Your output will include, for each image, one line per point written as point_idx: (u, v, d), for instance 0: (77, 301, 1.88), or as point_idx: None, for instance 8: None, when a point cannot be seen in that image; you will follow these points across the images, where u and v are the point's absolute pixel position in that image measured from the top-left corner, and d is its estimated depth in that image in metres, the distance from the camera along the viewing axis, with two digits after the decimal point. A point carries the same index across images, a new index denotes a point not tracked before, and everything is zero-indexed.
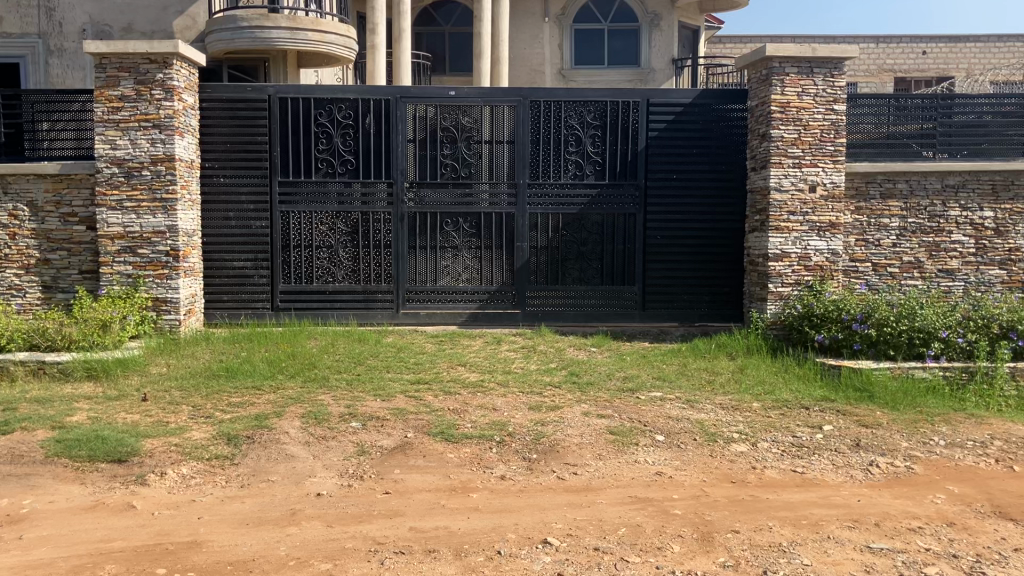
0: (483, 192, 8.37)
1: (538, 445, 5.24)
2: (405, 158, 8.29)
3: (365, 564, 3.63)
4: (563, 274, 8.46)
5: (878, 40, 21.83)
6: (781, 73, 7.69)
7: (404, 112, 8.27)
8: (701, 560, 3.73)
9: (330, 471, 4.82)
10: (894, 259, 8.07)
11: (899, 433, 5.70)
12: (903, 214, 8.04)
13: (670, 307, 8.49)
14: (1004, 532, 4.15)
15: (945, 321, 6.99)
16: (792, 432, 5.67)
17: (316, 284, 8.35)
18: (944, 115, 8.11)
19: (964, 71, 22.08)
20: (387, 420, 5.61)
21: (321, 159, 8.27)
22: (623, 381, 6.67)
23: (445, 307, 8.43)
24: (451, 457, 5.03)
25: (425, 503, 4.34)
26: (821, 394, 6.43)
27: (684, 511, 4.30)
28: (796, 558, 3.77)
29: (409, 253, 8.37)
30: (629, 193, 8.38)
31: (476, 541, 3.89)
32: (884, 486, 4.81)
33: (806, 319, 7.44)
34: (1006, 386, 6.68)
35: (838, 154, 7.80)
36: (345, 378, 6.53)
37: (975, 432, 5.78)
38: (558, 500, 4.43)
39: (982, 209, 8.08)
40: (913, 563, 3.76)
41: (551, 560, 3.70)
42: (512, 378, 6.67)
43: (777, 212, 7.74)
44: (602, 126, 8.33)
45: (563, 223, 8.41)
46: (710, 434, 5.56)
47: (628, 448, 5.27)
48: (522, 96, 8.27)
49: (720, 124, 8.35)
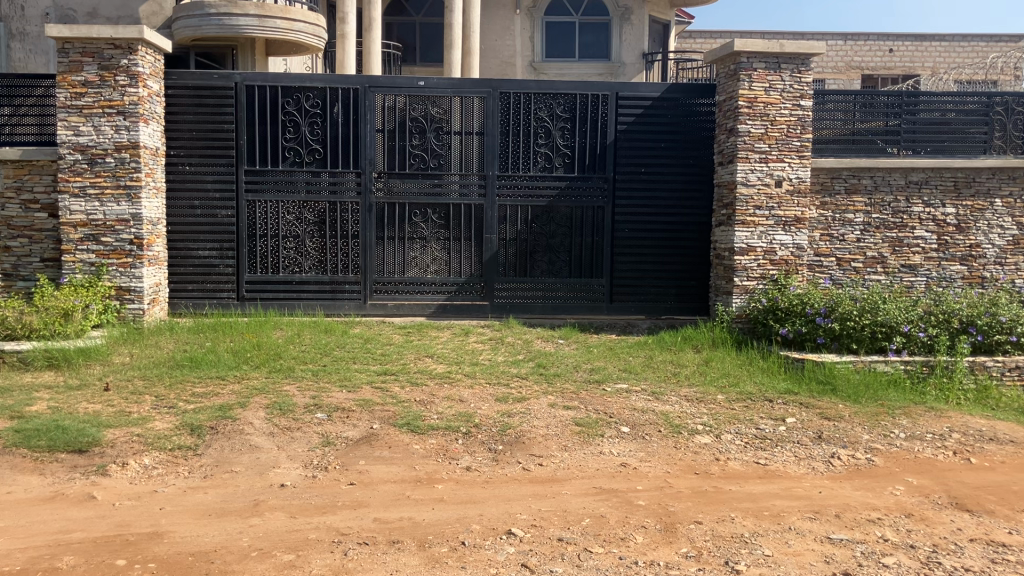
0: (452, 183, 8.33)
1: (504, 437, 5.25)
2: (374, 148, 8.25)
3: (328, 555, 3.62)
4: (532, 267, 8.47)
5: (846, 37, 22.07)
6: (749, 68, 7.74)
7: (373, 101, 8.23)
8: (663, 551, 3.76)
9: (294, 462, 4.80)
10: (857, 254, 8.16)
11: (860, 426, 5.77)
12: (867, 209, 8.12)
13: (638, 300, 8.54)
14: (960, 524, 4.23)
15: (907, 316, 7.07)
16: (756, 424, 5.73)
17: (282, 274, 8.30)
18: (908, 112, 8.22)
19: (929, 70, 22.34)
20: (352, 411, 5.58)
21: (288, 148, 8.20)
22: (589, 373, 6.70)
23: (413, 298, 8.39)
24: (417, 449, 5.02)
25: (390, 494, 4.34)
26: (785, 387, 6.50)
27: (648, 502, 4.33)
28: (757, 549, 3.81)
29: (377, 243, 8.33)
30: (598, 186, 8.40)
31: (440, 532, 3.89)
32: (845, 477, 4.88)
33: (770, 312, 7.51)
34: (964, 379, 6.85)
35: (804, 150, 7.86)
36: (310, 369, 6.48)
37: (934, 425, 5.89)
38: (522, 490, 4.45)
39: (944, 206, 8.20)
40: (872, 553, 3.83)
41: (516, 551, 3.71)
42: (479, 369, 6.67)
43: (743, 206, 7.79)
44: (571, 118, 8.35)
45: (532, 215, 8.41)
46: (674, 426, 5.60)
47: (593, 440, 5.29)
48: (492, 87, 8.24)
49: (688, 119, 8.41)
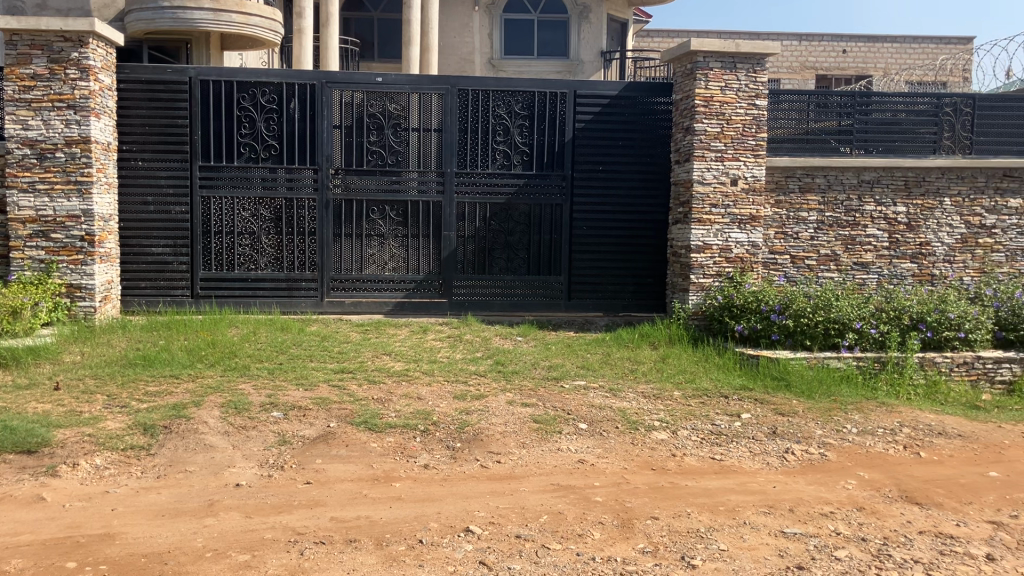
0: (411, 180, 8.29)
1: (462, 434, 5.25)
2: (331, 144, 8.19)
3: (284, 555, 3.59)
4: (490, 264, 8.46)
5: (801, 37, 22.36)
6: (705, 67, 7.81)
7: (329, 97, 8.16)
8: (620, 547, 3.78)
9: (249, 461, 4.75)
10: (811, 252, 8.28)
11: (813, 421, 5.86)
12: (820, 208, 8.24)
13: (596, 297, 8.58)
14: (909, 516, 4.32)
15: (859, 313, 7.19)
16: (711, 420, 5.79)
17: (237, 271, 8.20)
18: (861, 112, 8.36)
19: (881, 70, 22.72)
20: (309, 409, 5.54)
21: (243, 143, 8.11)
22: (547, 370, 6.72)
23: (371, 295, 8.34)
24: (374, 447, 5.00)
25: (347, 493, 4.31)
26: (740, 383, 6.58)
27: (605, 498, 4.35)
28: (712, 544, 3.86)
29: (334, 240, 8.27)
30: (556, 183, 8.42)
31: (397, 530, 3.88)
32: (799, 472, 4.95)
33: (726, 309, 7.59)
34: (915, 375, 6.98)
35: (759, 149, 7.96)
36: (266, 367, 6.42)
37: (885, 420, 5.99)
38: (480, 488, 4.45)
39: (896, 205, 8.35)
40: (824, 546, 3.89)
41: (473, 549, 3.71)
42: (437, 367, 6.65)
43: (699, 204, 7.86)
44: (529, 116, 8.36)
45: (491, 213, 8.40)
46: (631, 422, 5.64)
47: (551, 437, 5.31)
48: (450, 84, 8.22)
49: (645, 118, 8.47)
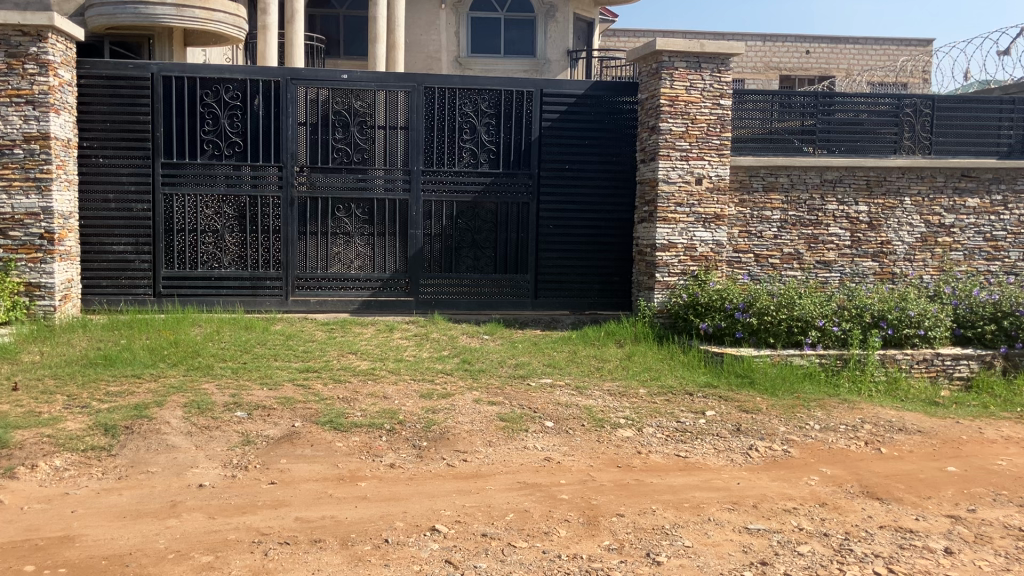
0: (377, 178, 8.25)
1: (429, 433, 5.24)
2: (295, 142, 8.13)
3: (249, 556, 3.56)
4: (457, 262, 8.44)
5: (765, 38, 22.58)
6: (670, 67, 7.86)
7: (294, 93, 8.10)
8: (586, 544, 3.80)
9: (212, 462, 4.70)
10: (774, 250, 8.36)
11: (776, 418, 5.92)
12: (783, 207, 8.32)
13: (563, 295, 8.60)
14: (870, 512, 4.38)
15: (822, 310, 7.28)
16: (677, 417, 5.83)
17: (200, 269, 8.12)
18: (824, 112, 8.46)
19: (844, 71, 22.99)
20: (274, 409, 5.50)
21: (206, 140, 8.03)
22: (514, 368, 6.73)
23: (336, 294, 8.29)
24: (339, 446, 4.97)
25: (312, 493, 4.28)
26: (704, 380, 6.63)
27: (571, 496, 4.37)
28: (677, 540, 3.88)
29: (299, 238, 8.21)
30: (522, 182, 8.43)
31: (363, 530, 3.86)
32: (762, 468, 5.00)
33: (690, 307, 7.65)
34: (876, 372, 7.07)
35: (723, 148, 8.02)
36: (230, 366, 6.36)
37: (847, 417, 6.07)
38: (446, 487, 4.44)
39: (857, 204, 8.46)
40: (787, 542, 3.93)
41: (439, 547, 3.71)
42: (403, 366, 6.63)
43: (664, 203, 7.90)
44: (496, 114, 8.35)
45: (457, 211, 8.38)
46: (597, 420, 5.66)
47: (517, 435, 5.31)
48: (416, 82, 8.20)
49: (611, 117, 8.50)
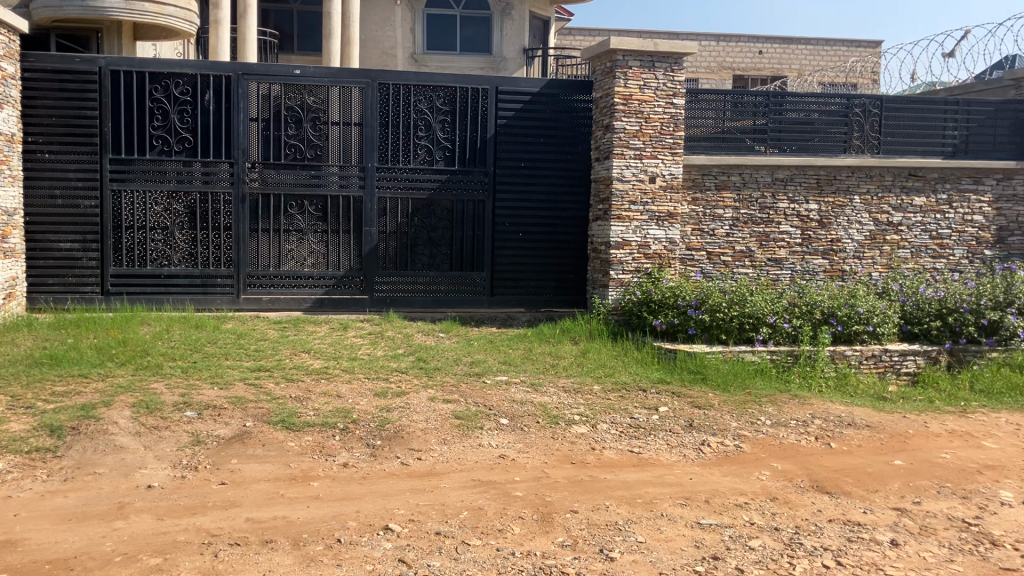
0: (331, 174, 8.18)
1: (383, 432, 5.21)
2: (247, 138, 8.03)
3: (198, 558, 3.51)
4: (412, 260, 8.40)
5: (718, 38, 22.81)
6: (624, 66, 7.91)
7: (246, 89, 8.01)
8: (540, 541, 3.81)
9: (161, 462, 4.63)
10: (726, 248, 8.45)
11: (729, 414, 5.99)
12: (735, 205, 8.41)
13: (519, 293, 8.60)
14: (820, 505, 4.45)
15: (773, 307, 7.39)
16: (631, 413, 5.87)
17: (150, 267, 7.99)
18: (775, 112, 8.60)
19: (796, 71, 23.30)
20: (225, 408, 5.43)
21: (155, 136, 7.90)
22: (469, 366, 6.71)
23: (288, 292, 8.20)
24: (292, 446, 4.92)
25: (263, 493, 4.24)
26: (658, 376, 6.68)
27: (525, 493, 4.37)
28: (630, 536, 3.91)
29: (250, 236, 8.11)
30: (477, 179, 8.41)
31: (315, 530, 3.83)
32: (714, 464, 5.05)
33: (644, 304, 7.70)
34: (826, 367, 7.18)
35: (676, 147, 8.09)
36: (180, 366, 6.27)
37: (797, 412, 6.16)
38: (400, 485, 4.42)
39: (808, 202, 8.58)
40: (739, 536, 3.98)
41: (392, 547, 3.69)
42: (357, 364, 6.58)
43: (619, 202, 7.94)
44: (451, 112, 8.33)
45: (412, 209, 8.34)
46: (552, 417, 5.67)
47: (472, 433, 5.31)
48: (370, 78, 8.15)
49: (566, 115, 8.53)
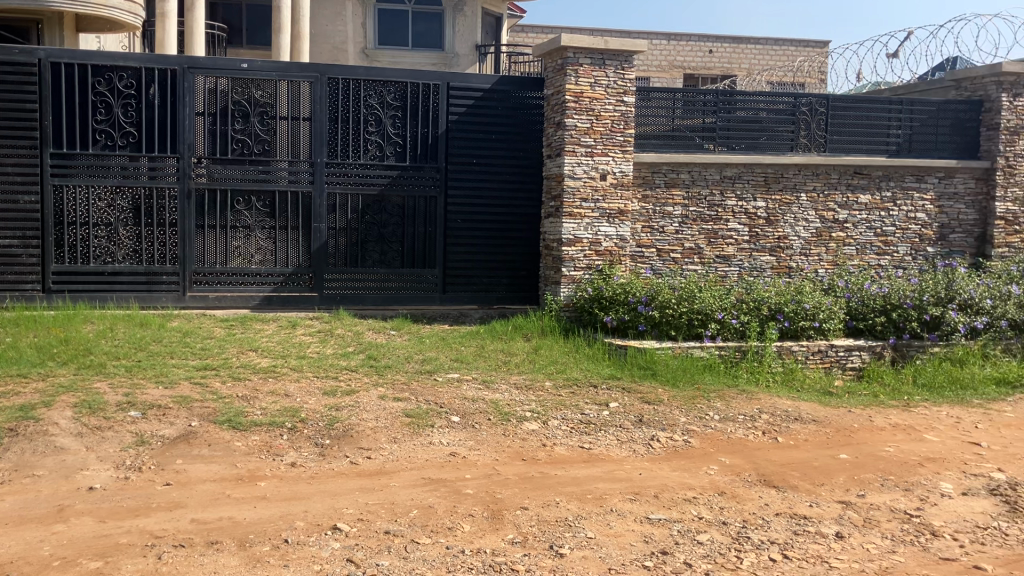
0: (280, 170, 8.09)
1: (332, 430, 5.16)
2: (193, 132, 7.90)
3: (141, 561, 3.44)
4: (362, 256, 8.33)
5: (669, 37, 22.99)
6: (575, 63, 7.93)
7: (192, 83, 7.89)
8: (490, 538, 3.80)
9: (104, 463, 4.54)
10: (676, 245, 8.52)
11: (678, 409, 6.04)
12: (685, 203, 8.48)
13: (470, 290, 8.57)
14: (767, 499, 4.50)
15: (721, 304, 7.47)
16: (581, 409, 5.89)
17: (93, 264, 7.82)
18: (724, 110, 8.69)
19: (745, 71, 23.57)
20: (170, 408, 5.34)
21: (98, 130, 7.74)
22: (420, 364, 6.68)
23: (236, 290, 8.08)
24: (238, 445, 4.85)
25: (209, 494, 4.17)
26: (609, 372, 6.72)
27: (476, 490, 4.37)
28: (580, 532, 3.92)
29: (197, 232, 7.98)
30: (429, 175, 8.37)
31: (262, 530, 3.78)
32: (664, 459, 5.09)
33: (595, 301, 7.74)
34: (773, 363, 7.29)
35: (627, 144, 8.14)
36: (123, 365, 6.14)
37: (745, 407, 6.23)
38: (349, 485, 4.38)
39: (755, 200, 8.69)
40: (687, 531, 4.01)
41: (340, 546, 3.66)
42: (305, 363, 6.51)
43: (570, 199, 7.96)
44: (401, 107, 8.29)
45: (363, 205, 8.27)
46: (503, 414, 5.67)
47: (422, 431, 5.28)
48: (319, 72, 8.08)
49: (518, 111, 8.53)
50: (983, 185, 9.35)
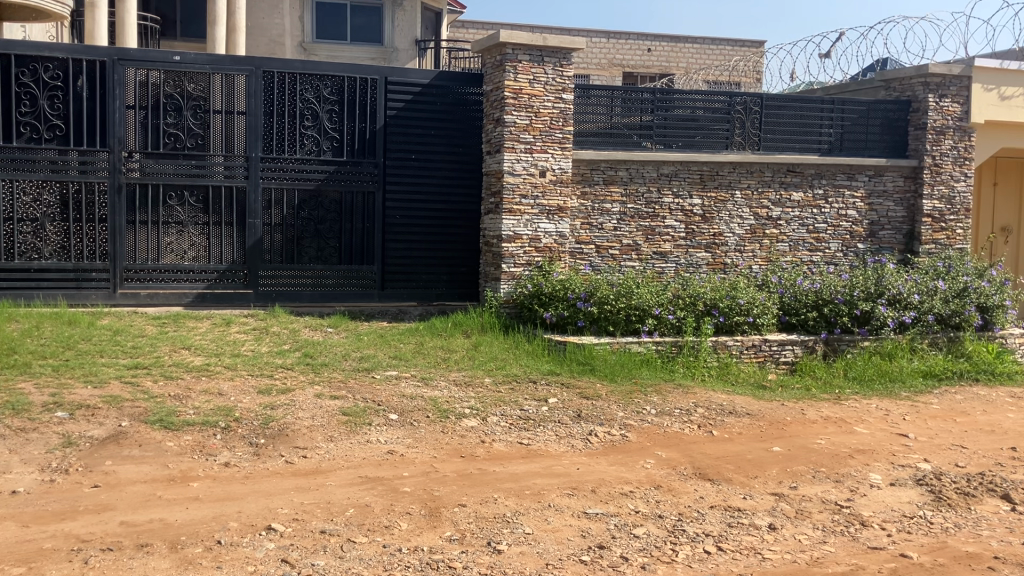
0: (215, 164, 7.93)
1: (267, 429, 5.09)
2: (124, 126, 7.72)
3: (66, 566, 3.35)
4: (299, 253, 8.24)
5: (609, 35, 23.15)
6: (513, 60, 7.95)
7: (122, 75, 7.70)
8: (427, 536, 3.79)
9: (28, 466, 4.40)
10: (614, 242, 8.57)
11: (615, 404, 6.09)
12: (622, 200, 8.55)
13: (409, 287, 8.53)
14: (702, 493, 4.57)
15: (658, 299, 7.56)
16: (520, 405, 5.90)
17: (18, 261, 7.61)
18: (662, 109, 8.78)
19: (683, 69, 23.85)
20: (98, 408, 5.20)
21: (23, 123, 7.53)
22: (357, 361, 6.62)
23: (168, 287, 7.92)
24: (170, 446, 4.75)
25: (139, 495, 4.08)
26: (548, 368, 6.74)
27: (413, 488, 4.34)
28: (518, 528, 3.93)
29: (127, 228, 7.81)
30: (367, 170, 8.27)
31: (194, 532, 3.71)
32: (601, 454, 5.13)
33: (535, 297, 7.77)
34: (709, 357, 7.40)
35: (566, 141, 8.17)
36: (50, 364, 5.97)
37: (681, 401, 6.31)
38: (285, 484, 4.33)
39: (691, 197, 8.80)
40: (624, 525, 4.05)
41: (275, 547, 3.61)
42: (240, 361, 6.41)
43: (510, 195, 7.96)
44: (339, 101, 8.19)
45: (299, 200, 8.17)
46: (441, 411, 5.65)
47: (360, 429, 5.24)
48: (254, 66, 7.96)
49: (457, 107, 8.50)
50: (911, 183, 9.59)
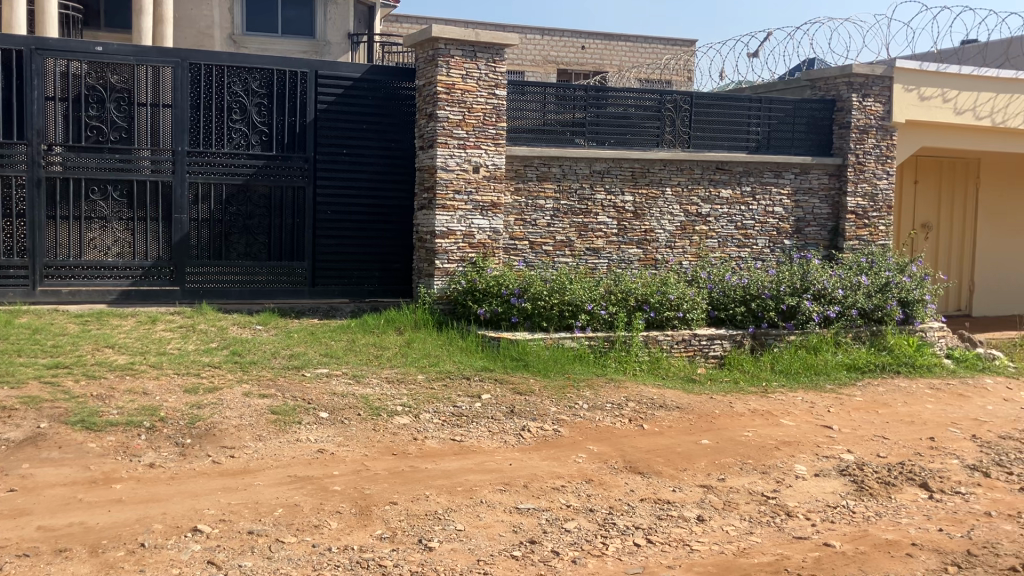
0: (139, 158, 7.75)
1: (193, 429, 4.99)
2: (42, 117, 7.50)
3: None
4: (227, 249, 8.09)
5: (543, 32, 23.22)
6: (446, 55, 7.92)
7: (40, 66, 7.50)
8: (357, 535, 3.75)
9: None
10: (547, 238, 8.61)
11: (548, 399, 6.12)
12: (555, 196, 8.59)
13: (341, 283, 8.43)
14: (632, 486, 4.61)
15: (590, 295, 7.62)
16: (453, 402, 5.89)
17: None
18: (595, 106, 8.84)
19: (616, 67, 24.05)
20: (16, 410, 5.03)
21: None
22: (287, 359, 6.53)
23: (91, 283, 7.71)
24: (92, 447, 4.63)
25: (58, 499, 3.96)
26: (481, 364, 6.74)
27: (344, 486, 4.30)
28: (449, 524, 3.92)
29: (47, 223, 7.59)
30: (297, 165, 8.17)
31: (115, 535, 3.62)
32: (533, 449, 5.15)
33: (469, 293, 7.76)
34: (639, 352, 7.49)
35: (499, 137, 8.17)
36: None
37: (613, 395, 6.37)
38: (211, 484, 4.25)
39: (623, 193, 8.88)
40: (555, 519, 4.07)
41: (201, 548, 3.54)
42: (166, 360, 6.27)
43: (443, 190, 7.93)
44: (268, 94, 8.07)
45: (227, 195, 8.01)
46: (373, 408, 5.61)
47: (289, 428, 5.17)
48: (180, 57, 7.79)
49: (389, 102, 8.43)
50: (835, 181, 9.83)
